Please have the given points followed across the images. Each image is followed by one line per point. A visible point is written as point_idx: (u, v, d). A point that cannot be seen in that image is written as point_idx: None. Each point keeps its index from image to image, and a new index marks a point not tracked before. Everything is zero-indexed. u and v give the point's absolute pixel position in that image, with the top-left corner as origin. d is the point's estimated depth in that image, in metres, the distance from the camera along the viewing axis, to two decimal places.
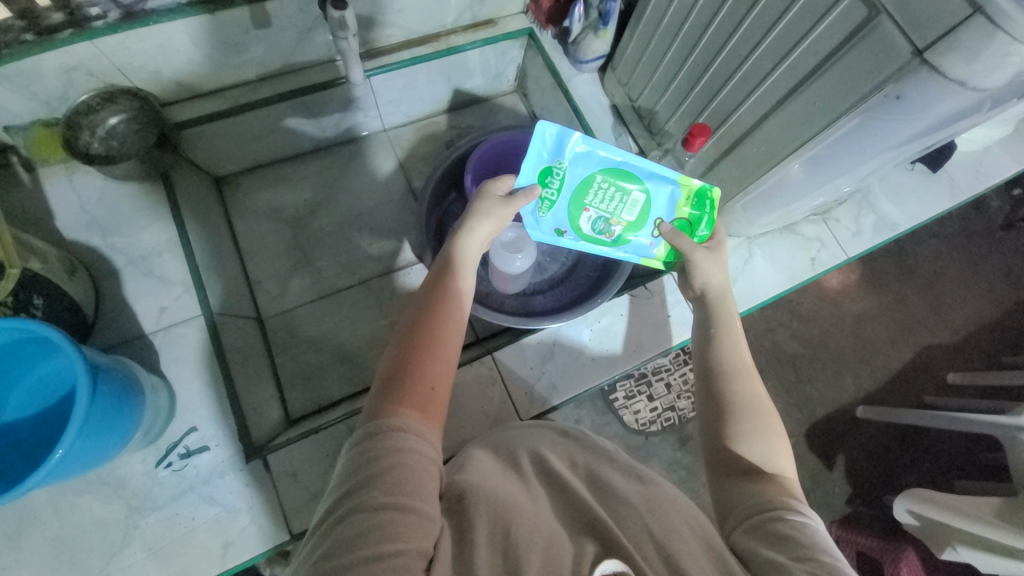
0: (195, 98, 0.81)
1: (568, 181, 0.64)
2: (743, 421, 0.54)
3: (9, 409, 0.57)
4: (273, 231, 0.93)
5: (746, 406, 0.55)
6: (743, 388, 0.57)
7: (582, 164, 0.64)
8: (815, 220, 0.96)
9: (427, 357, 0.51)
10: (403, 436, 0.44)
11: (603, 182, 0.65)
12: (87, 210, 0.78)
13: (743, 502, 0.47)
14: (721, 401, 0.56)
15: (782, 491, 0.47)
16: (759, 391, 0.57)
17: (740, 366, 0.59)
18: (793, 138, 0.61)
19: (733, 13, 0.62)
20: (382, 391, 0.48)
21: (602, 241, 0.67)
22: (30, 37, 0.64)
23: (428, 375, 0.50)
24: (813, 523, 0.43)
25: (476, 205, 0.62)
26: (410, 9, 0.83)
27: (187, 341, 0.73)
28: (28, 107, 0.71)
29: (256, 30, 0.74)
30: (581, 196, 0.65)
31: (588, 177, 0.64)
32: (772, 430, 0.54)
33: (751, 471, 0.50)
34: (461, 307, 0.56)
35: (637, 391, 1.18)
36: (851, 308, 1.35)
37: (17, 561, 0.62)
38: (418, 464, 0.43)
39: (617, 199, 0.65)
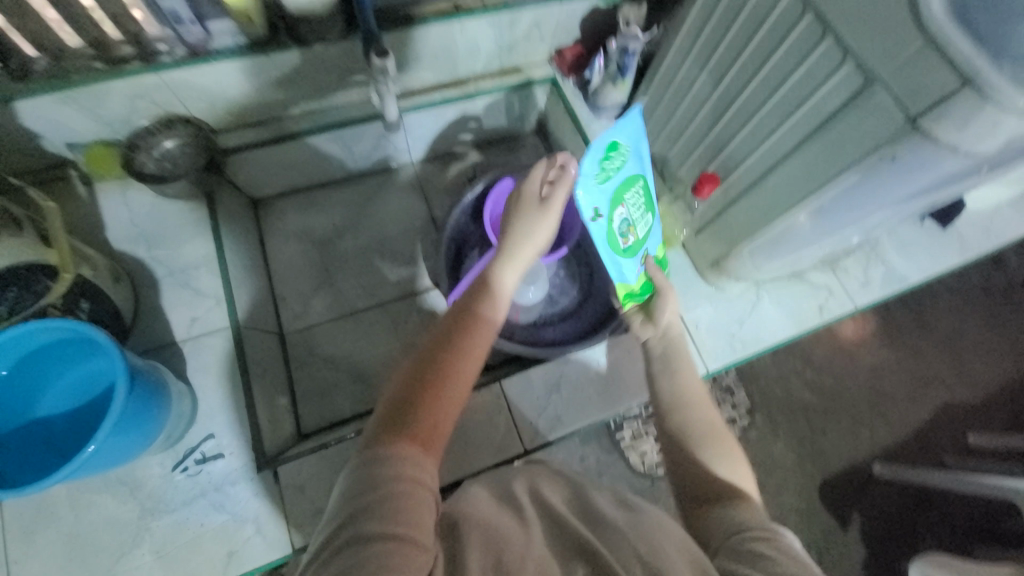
0: (241, 126, 0.89)
1: (622, 168, 0.62)
2: (705, 450, 0.56)
3: (43, 405, 0.60)
4: (301, 251, 0.99)
5: (704, 435, 0.57)
6: (699, 423, 0.58)
7: (633, 162, 0.64)
8: (822, 269, 0.97)
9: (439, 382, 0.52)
10: (401, 462, 0.45)
11: (639, 191, 0.65)
12: (135, 222, 0.84)
13: (721, 528, 0.48)
14: (681, 440, 0.57)
15: (756, 516, 0.47)
16: (714, 422, 0.58)
17: (692, 401, 0.60)
18: (799, 190, 0.64)
19: (741, 74, 0.68)
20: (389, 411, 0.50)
21: (617, 246, 0.62)
22: (99, 65, 0.72)
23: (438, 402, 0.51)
24: (791, 541, 0.44)
25: (512, 226, 0.65)
26: (442, 54, 0.91)
27: (213, 350, 0.77)
28: (94, 128, 0.79)
29: (303, 70, 0.82)
30: (628, 186, 0.63)
31: (632, 177, 0.64)
32: (735, 465, 0.55)
33: (725, 498, 0.51)
34: (482, 333, 0.58)
35: (645, 430, 1.18)
36: (866, 359, 1.33)
37: (32, 554, 0.65)
38: (415, 493, 0.44)
39: (639, 213, 0.65)
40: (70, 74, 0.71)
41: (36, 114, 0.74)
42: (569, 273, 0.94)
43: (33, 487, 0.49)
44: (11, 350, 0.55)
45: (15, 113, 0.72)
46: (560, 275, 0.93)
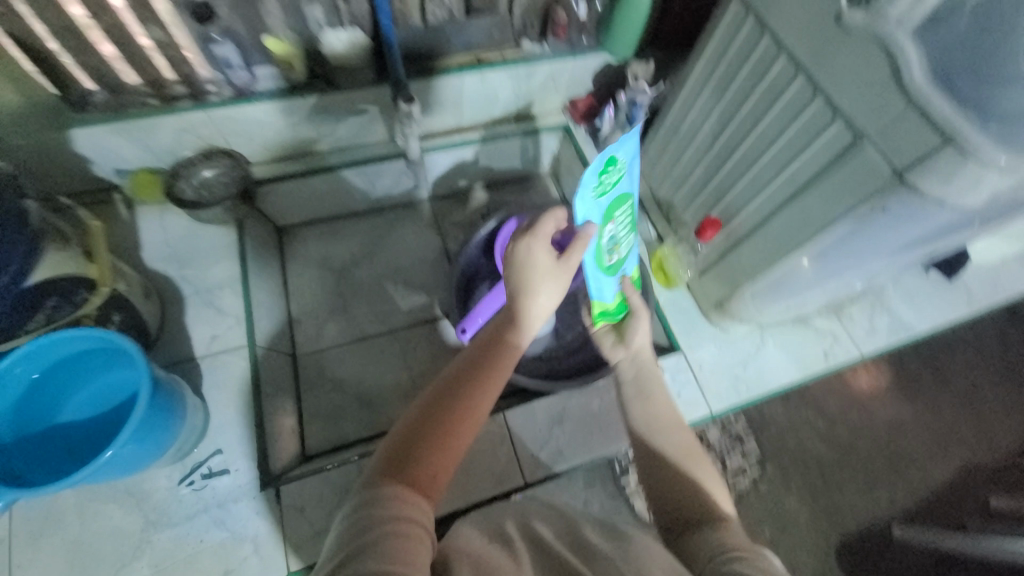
0: (275, 160, 0.96)
1: (619, 182, 0.60)
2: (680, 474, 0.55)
3: (68, 411, 0.62)
4: (319, 277, 1.03)
5: (678, 461, 0.56)
6: (670, 443, 0.58)
7: (629, 177, 0.61)
8: (827, 315, 0.98)
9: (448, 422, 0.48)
10: (397, 505, 0.41)
11: (628, 208, 0.64)
12: (169, 243, 0.89)
13: (703, 549, 0.47)
14: (655, 468, 0.57)
15: (738, 540, 0.47)
16: (683, 439, 0.58)
17: (660, 424, 0.60)
18: (798, 237, 0.67)
19: (739, 128, 0.73)
20: (389, 451, 0.47)
21: (601, 262, 0.62)
22: (153, 102, 0.82)
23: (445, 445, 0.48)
24: (769, 561, 0.43)
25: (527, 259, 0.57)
26: (463, 101, 0.98)
27: (229, 367, 0.80)
28: (142, 157, 0.87)
29: (335, 111, 0.90)
30: (620, 203, 0.62)
31: (625, 193, 0.62)
32: (710, 483, 0.55)
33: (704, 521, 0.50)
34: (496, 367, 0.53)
35: None
36: (883, 416, 1.24)
37: (35, 560, 0.66)
38: (413, 546, 0.40)
39: (625, 231, 0.64)
40: (127, 109, 0.81)
41: (89, 142, 0.82)
42: (574, 310, 0.97)
43: (54, 486, 0.52)
44: (45, 355, 0.58)
45: (69, 138, 0.81)
46: (566, 312, 0.96)
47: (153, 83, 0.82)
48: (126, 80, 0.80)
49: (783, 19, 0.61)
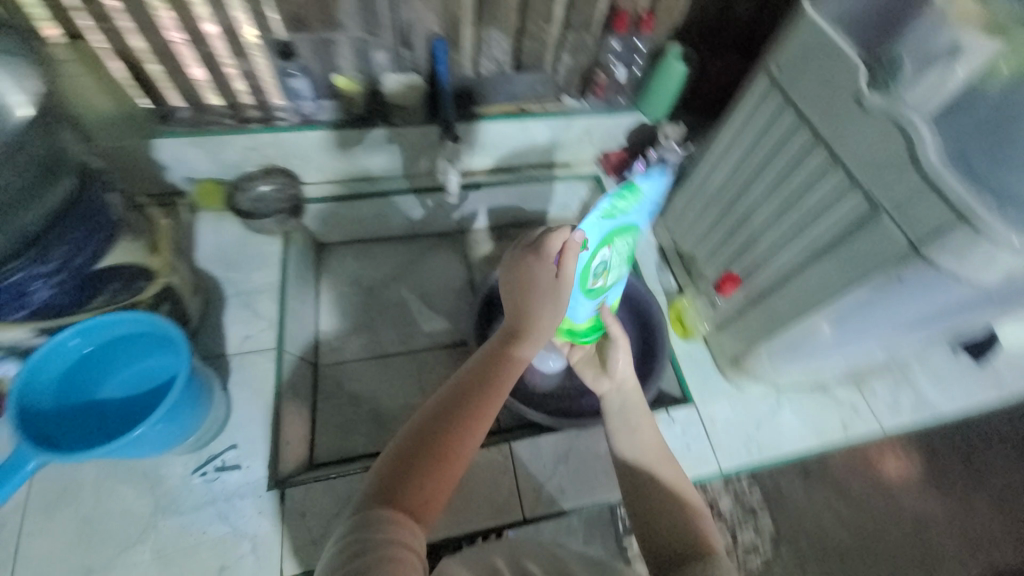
0: (326, 182, 1.05)
1: (626, 214, 0.64)
2: (666, 510, 0.55)
3: (107, 387, 0.66)
4: (349, 293, 1.08)
5: (665, 496, 0.56)
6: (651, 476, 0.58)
7: (637, 213, 0.66)
8: (848, 385, 0.97)
9: (446, 442, 0.48)
10: (392, 531, 0.42)
11: (627, 241, 0.68)
12: (221, 247, 0.96)
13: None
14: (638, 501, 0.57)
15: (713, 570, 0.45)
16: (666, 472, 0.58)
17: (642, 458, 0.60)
18: (815, 300, 0.69)
19: (761, 192, 0.76)
20: (385, 472, 0.46)
21: (585, 282, 0.67)
22: (229, 121, 0.92)
23: (443, 465, 0.47)
24: None
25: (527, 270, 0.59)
26: (503, 145, 1.06)
27: (256, 368, 0.84)
28: (211, 168, 0.96)
29: (386, 142, 0.98)
30: (625, 237, 0.66)
31: (629, 227, 0.66)
32: (693, 518, 0.54)
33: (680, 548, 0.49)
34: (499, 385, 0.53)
35: None
36: None
37: (48, 531, 0.69)
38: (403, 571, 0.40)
39: (617, 261, 0.68)
40: (206, 126, 0.91)
41: (168, 151, 0.91)
42: None
43: (85, 455, 0.55)
44: (100, 333, 0.63)
45: (150, 147, 0.90)
46: None
47: (231, 105, 0.93)
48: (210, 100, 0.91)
49: (807, 96, 0.66)
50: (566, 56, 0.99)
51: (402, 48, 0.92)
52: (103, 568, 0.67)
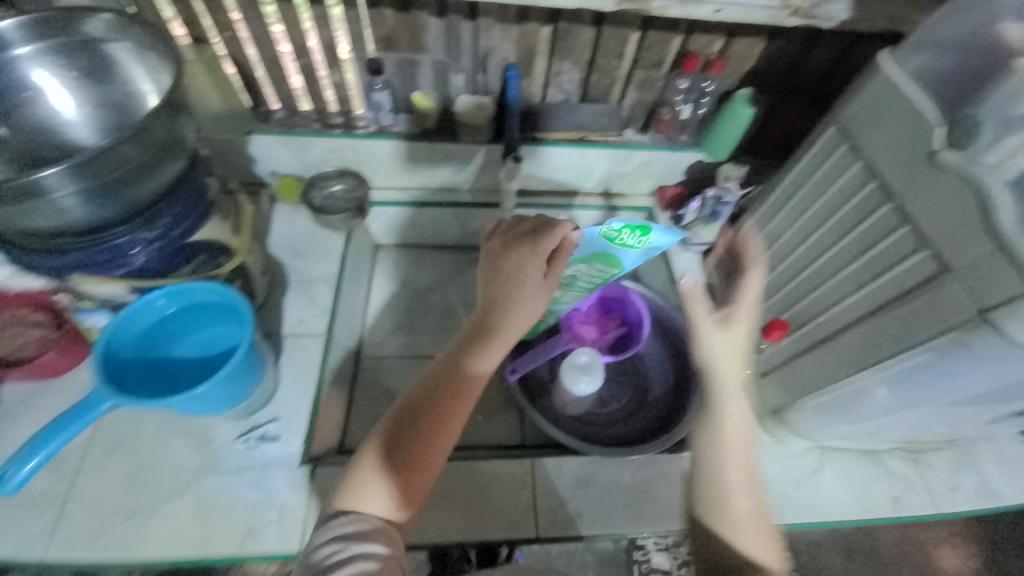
0: (391, 187, 1.13)
1: (619, 253, 0.71)
2: (729, 524, 0.62)
3: (180, 347, 0.72)
4: (398, 293, 1.14)
5: (727, 510, 0.63)
6: (732, 498, 0.63)
7: (628, 259, 0.72)
8: (901, 457, 0.90)
9: (414, 441, 0.57)
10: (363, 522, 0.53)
11: (600, 273, 0.76)
12: (291, 236, 1.05)
13: None
14: (715, 515, 0.63)
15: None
16: (747, 498, 0.64)
17: (729, 480, 0.64)
18: (870, 356, 0.66)
19: (821, 240, 0.74)
20: (361, 472, 0.56)
21: None
22: (316, 125, 1.03)
23: (412, 460, 0.57)
24: None
25: (506, 272, 0.65)
26: (561, 170, 1.10)
27: (306, 350, 0.91)
28: (293, 164, 1.06)
29: (452, 157, 1.05)
30: (605, 265, 0.74)
31: (613, 263, 0.73)
32: (749, 539, 0.61)
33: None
34: (468, 383, 0.61)
35: None
36: None
37: (105, 470, 0.75)
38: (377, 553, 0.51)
39: (582, 278, 0.78)
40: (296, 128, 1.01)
41: (259, 147, 1.01)
42: (623, 381, 0.98)
43: (152, 403, 0.61)
44: (183, 297, 0.70)
45: (247, 141, 0.99)
46: (614, 382, 0.98)
47: (320, 111, 1.03)
48: (300, 106, 1.02)
49: (878, 148, 0.65)
50: (632, 92, 1.03)
51: (478, 72, 0.99)
52: (147, 513, 0.72)
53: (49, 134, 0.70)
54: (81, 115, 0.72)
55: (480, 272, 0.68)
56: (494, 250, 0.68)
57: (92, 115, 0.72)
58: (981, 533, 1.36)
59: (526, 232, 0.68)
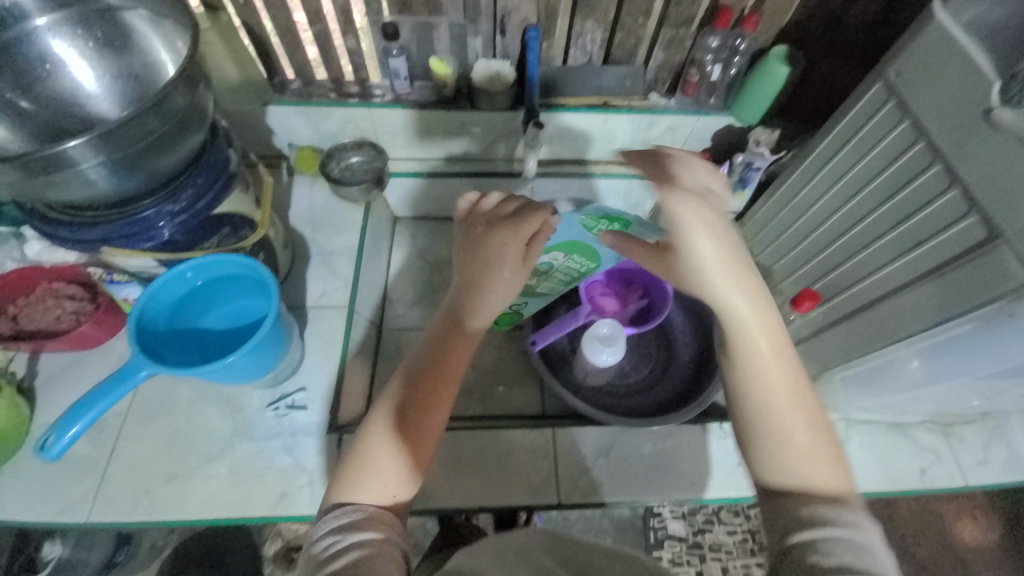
0: (408, 158, 1.11)
1: (594, 247, 0.80)
2: (773, 435, 0.50)
3: (208, 318, 0.74)
4: (418, 266, 1.15)
5: (766, 420, 0.50)
6: (778, 435, 0.50)
7: (603, 253, 0.82)
8: (932, 429, 0.88)
9: (403, 431, 0.55)
10: (354, 516, 0.50)
11: (576, 266, 0.84)
12: (310, 208, 1.04)
13: (789, 517, 0.46)
14: (761, 462, 0.51)
15: (870, 558, 0.40)
16: (802, 430, 0.50)
17: (773, 417, 0.50)
18: (909, 326, 0.65)
19: (861, 205, 0.71)
20: (351, 463, 0.54)
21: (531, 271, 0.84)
22: (331, 94, 1.00)
23: (403, 450, 0.55)
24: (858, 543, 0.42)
25: (483, 254, 0.61)
26: (583, 137, 1.06)
27: (330, 322, 0.92)
28: (310, 135, 1.05)
29: (470, 126, 1.03)
30: (586, 255, 0.82)
31: (589, 257, 0.82)
32: (796, 455, 0.49)
33: (825, 525, 0.44)
34: (450, 368, 0.59)
35: (686, 558, 1.24)
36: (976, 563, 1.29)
37: (142, 436, 0.79)
38: (372, 545, 0.48)
39: (558, 273, 0.85)
40: (312, 97, 0.99)
41: (278, 118, 1.01)
42: (644, 353, 0.98)
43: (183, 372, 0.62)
44: (211, 269, 0.71)
45: (265, 112, 0.99)
46: (635, 353, 0.98)
47: (335, 80, 1.01)
48: (316, 74, 0.99)
49: (926, 108, 0.61)
50: (658, 52, 0.98)
51: (497, 34, 0.95)
52: (186, 476, 0.76)
53: (73, 107, 0.71)
54: (102, 87, 0.72)
55: (459, 254, 0.64)
56: (472, 229, 0.63)
57: (112, 86, 0.72)
58: (1005, 506, 1.35)
59: (506, 213, 0.63)
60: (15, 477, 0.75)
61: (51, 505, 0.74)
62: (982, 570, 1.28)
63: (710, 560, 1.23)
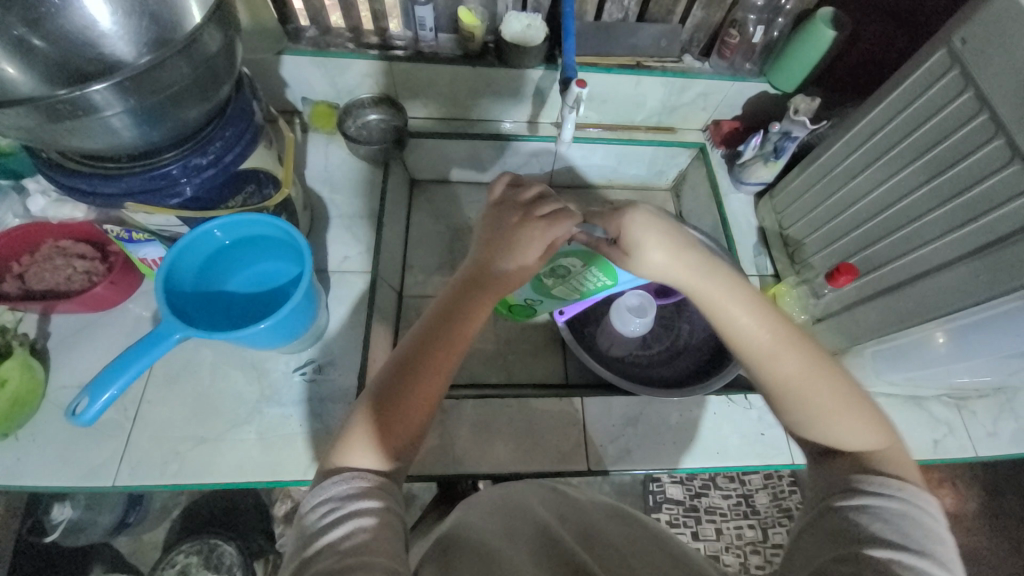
0: (427, 117, 1.06)
1: (602, 278, 0.73)
2: (806, 408, 0.53)
3: (232, 282, 0.71)
4: (436, 232, 1.12)
5: (790, 392, 0.54)
6: (809, 406, 0.53)
7: (613, 287, 0.75)
8: (947, 402, 0.90)
9: (403, 400, 0.53)
10: (354, 480, 0.48)
11: (582, 292, 0.78)
12: (327, 168, 0.99)
13: (835, 476, 0.51)
14: (797, 427, 0.55)
15: (903, 527, 0.43)
16: (830, 392, 0.53)
17: (799, 386, 0.53)
18: (949, 303, 0.65)
19: (910, 178, 0.70)
20: (348, 431, 0.53)
21: (536, 279, 0.79)
22: (349, 44, 0.94)
23: (400, 417, 0.53)
24: (894, 510, 0.45)
25: (511, 238, 0.61)
26: (612, 101, 1.02)
27: (352, 287, 0.89)
28: (327, 89, 0.99)
29: (495, 85, 0.98)
30: (602, 272, 0.72)
31: (597, 287, 0.76)
32: (835, 424, 0.53)
33: (862, 493, 0.47)
34: (457, 342, 0.57)
35: (683, 521, 1.28)
36: (956, 531, 1.36)
37: (167, 399, 0.77)
38: (377, 512, 0.46)
39: (563, 290, 0.80)
40: (329, 47, 0.93)
41: (292, 68, 0.94)
42: (668, 324, 0.98)
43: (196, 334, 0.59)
44: (241, 228, 0.67)
45: (280, 63, 0.93)
46: (659, 324, 0.98)
47: (352, 29, 0.94)
48: (333, 22, 0.93)
49: (993, 79, 0.59)
50: (698, 10, 0.93)
51: None
52: (215, 440, 0.75)
53: (86, 48, 0.66)
54: (116, 25, 0.66)
55: (480, 236, 0.64)
56: (501, 217, 0.63)
57: (126, 25, 0.66)
58: (985, 477, 1.41)
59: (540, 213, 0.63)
60: (32, 440, 0.73)
61: (75, 468, 0.72)
62: (962, 536, 1.36)
63: (706, 522, 1.28)
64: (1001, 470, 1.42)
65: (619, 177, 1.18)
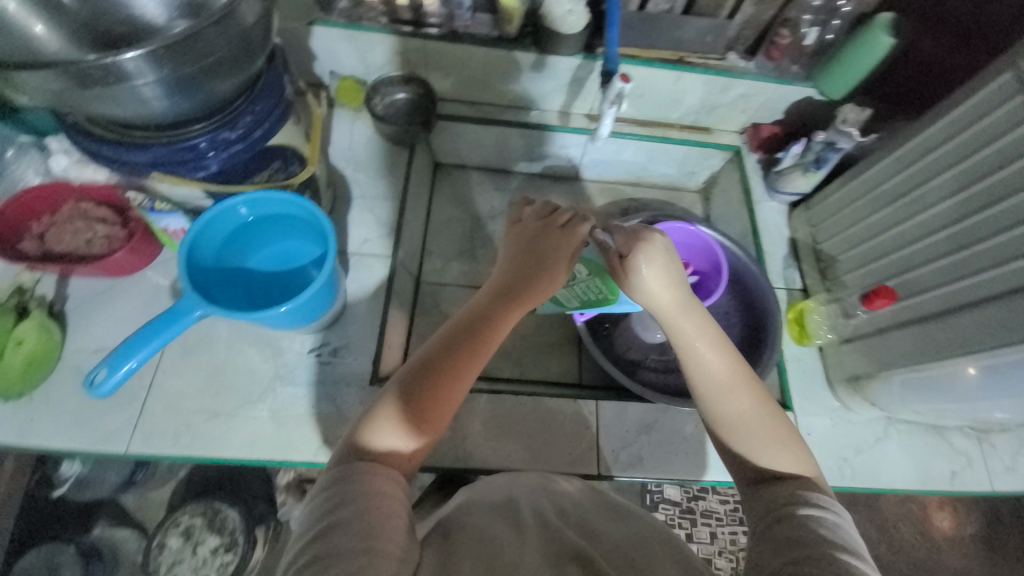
0: (456, 100, 1.03)
1: (606, 291, 0.71)
2: (744, 439, 0.53)
3: (254, 259, 0.70)
4: (457, 218, 1.10)
5: (729, 422, 0.54)
6: (749, 436, 0.53)
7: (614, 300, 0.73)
8: (968, 434, 0.88)
9: (424, 401, 0.52)
10: (373, 477, 0.47)
11: (584, 300, 0.76)
12: (352, 146, 0.97)
13: (772, 496, 0.50)
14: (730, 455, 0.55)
15: (843, 533, 0.44)
16: (770, 429, 0.53)
17: (740, 419, 0.54)
18: (985, 338, 0.64)
19: (963, 204, 0.67)
20: (366, 427, 0.51)
21: None
22: (382, 18, 0.90)
23: (421, 419, 0.52)
24: (840, 522, 0.45)
25: (541, 247, 0.60)
26: (649, 96, 0.99)
27: (371, 270, 0.88)
28: (356, 63, 0.96)
29: (529, 71, 0.94)
30: (606, 286, 0.69)
31: (599, 298, 0.73)
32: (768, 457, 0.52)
33: (808, 506, 0.47)
34: (484, 346, 0.55)
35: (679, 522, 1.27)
36: (952, 553, 1.35)
37: (182, 370, 0.77)
38: (388, 500, 0.46)
39: (568, 293, 0.77)
40: (362, 20, 0.89)
41: (323, 41, 0.91)
42: None
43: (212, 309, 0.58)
44: (271, 204, 0.66)
45: (311, 33, 0.90)
46: None
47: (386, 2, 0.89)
48: None
49: None
50: (749, 6, 0.87)
51: None
52: (227, 415, 0.75)
53: (116, 8, 0.63)
54: None
55: (510, 242, 0.62)
56: (530, 226, 0.62)
57: None
58: (990, 504, 1.39)
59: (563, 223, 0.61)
60: (47, 403, 0.73)
61: (89, 434, 0.72)
62: (958, 560, 1.34)
63: (701, 525, 1.27)
64: (1005, 498, 1.39)
65: (648, 175, 1.15)
